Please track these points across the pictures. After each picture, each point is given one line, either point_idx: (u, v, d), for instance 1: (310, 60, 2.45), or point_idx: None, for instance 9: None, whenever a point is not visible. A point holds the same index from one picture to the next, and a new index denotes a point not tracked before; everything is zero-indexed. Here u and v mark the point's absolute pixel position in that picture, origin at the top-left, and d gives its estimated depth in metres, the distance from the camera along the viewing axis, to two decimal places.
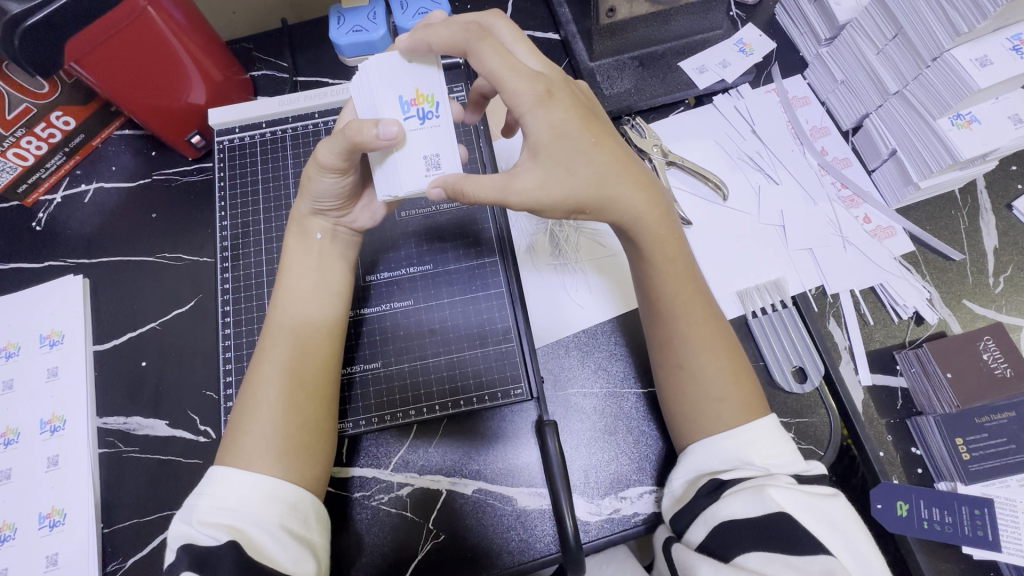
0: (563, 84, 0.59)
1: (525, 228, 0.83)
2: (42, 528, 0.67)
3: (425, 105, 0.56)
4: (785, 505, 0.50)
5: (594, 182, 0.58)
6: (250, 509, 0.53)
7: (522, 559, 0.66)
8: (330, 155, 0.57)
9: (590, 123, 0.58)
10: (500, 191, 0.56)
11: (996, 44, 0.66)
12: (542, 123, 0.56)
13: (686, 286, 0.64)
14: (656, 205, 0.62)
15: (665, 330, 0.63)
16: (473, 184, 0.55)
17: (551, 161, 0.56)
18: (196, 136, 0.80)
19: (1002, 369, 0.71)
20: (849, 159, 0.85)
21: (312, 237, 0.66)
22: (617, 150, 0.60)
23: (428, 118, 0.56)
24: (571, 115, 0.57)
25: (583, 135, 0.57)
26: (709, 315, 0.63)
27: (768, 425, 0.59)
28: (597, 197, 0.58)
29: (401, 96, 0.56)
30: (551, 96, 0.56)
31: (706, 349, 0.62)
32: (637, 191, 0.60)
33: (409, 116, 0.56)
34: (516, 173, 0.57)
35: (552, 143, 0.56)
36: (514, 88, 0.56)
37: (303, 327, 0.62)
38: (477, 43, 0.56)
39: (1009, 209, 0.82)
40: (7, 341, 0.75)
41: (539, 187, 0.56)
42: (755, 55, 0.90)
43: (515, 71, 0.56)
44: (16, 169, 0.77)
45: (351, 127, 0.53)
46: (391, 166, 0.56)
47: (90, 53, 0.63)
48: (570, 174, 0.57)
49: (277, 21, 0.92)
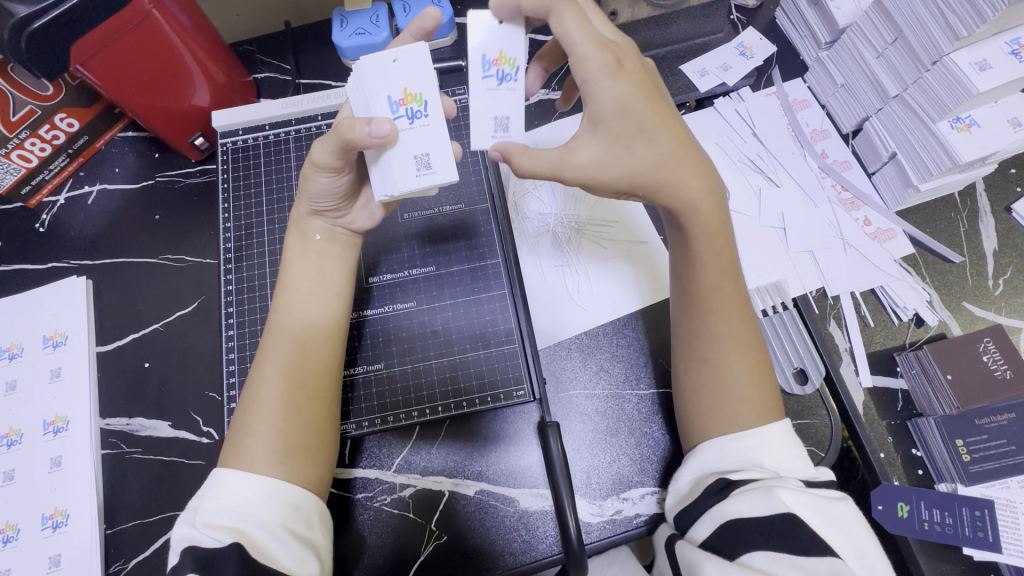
0: (632, 56, 0.60)
1: (527, 234, 0.84)
2: (44, 529, 0.67)
3: (505, 67, 0.61)
4: (793, 506, 0.51)
5: (652, 163, 0.59)
6: (256, 510, 0.53)
7: (524, 560, 0.66)
8: (323, 154, 0.56)
9: (656, 101, 0.59)
10: (554, 164, 0.59)
11: (995, 48, 0.66)
12: (608, 95, 0.57)
13: (727, 280, 0.64)
14: (711, 194, 0.63)
15: (697, 321, 0.64)
16: (528, 158, 0.59)
17: (612, 136, 0.58)
18: (200, 139, 0.81)
19: (1002, 371, 0.71)
20: (849, 161, 0.86)
21: (310, 238, 0.66)
22: (679, 133, 0.61)
23: (506, 81, 0.62)
24: (637, 91, 0.58)
25: (647, 114, 0.58)
26: (742, 313, 0.64)
27: (782, 429, 0.59)
28: (651, 178, 0.60)
29: (484, 55, 0.61)
30: (620, 68, 0.57)
31: (735, 346, 0.62)
32: (694, 176, 0.61)
33: (490, 75, 0.62)
34: (574, 146, 0.59)
35: (615, 116, 0.58)
36: (584, 54, 0.57)
37: (303, 331, 0.62)
38: (562, 3, 0.56)
39: (1009, 212, 0.82)
40: (10, 342, 0.75)
41: (594, 163, 0.59)
42: (755, 58, 0.90)
43: (589, 36, 0.57)
44: (20, 170, 0.77)
45: (343, 124, 0.53)
46: (384, 164, 0.57)
47: (95, 56, 0.64)
48: (628, 152, 0.59)
49: (279, 24, 0.92)
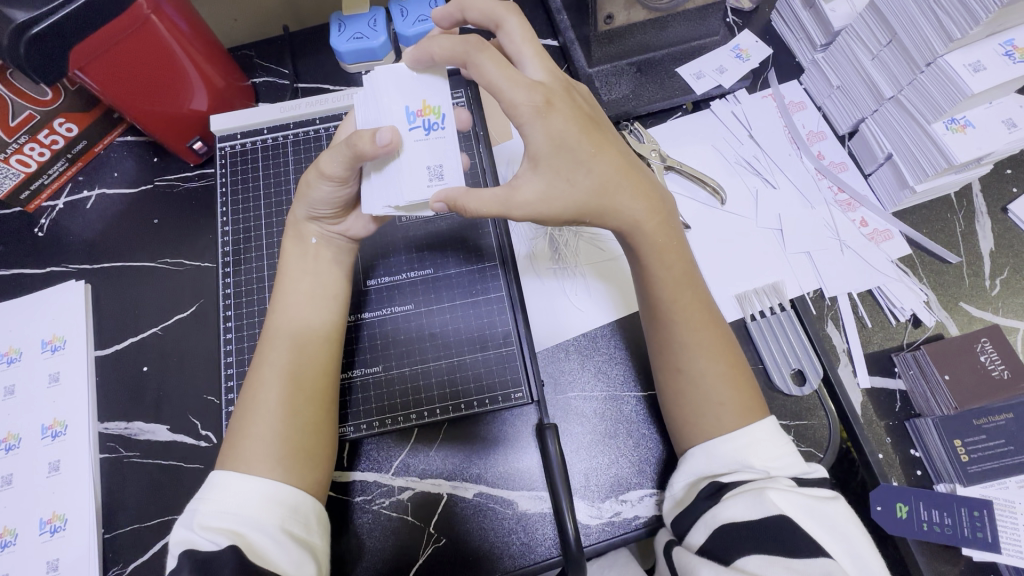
0: (563, 93, 0.59)
1: (524, 233, 0.83)
2: (42, 534, 0.67)
3: (430, 117, 0.59)
4: (784, 507, 0.51)
5: (595, 192, 0.59)
6: (253, 512, 0.53)
7: (523, 562, 0.66)
8: (333, 165, 0.58)
9: (590, 131, 0.59)
10: (501, 205, 0.57)
11: (989, 49, 0.66)
12: (541, 133, 0.56)
13: (686, 292, 0.64)
14: (656, 214, 0.63)
15: (665, 331, 0.64)
16: (473, 201, 0.56)
17: (552, 172, 0.58)
18: (198, 142, 0.82)
19: (999, 370, 0.71)
20: (845, 163, 0.86)
21: (307, 242, 0.67)
22: (618, 158, 0.61)
23: (433, 130, 0.59)
24: (571, 124, 0.58)
25: (583, 145, 0.58)
26: (709, 319, 0.64)
27: (768, 427, 0.59)
28: (595, 207, 0.60)
29: (407, 106, 0.59)
30: (550, 107, 0.57)
31: (707, 354, 0.62)
32: (637, 199, 0.62)
33: (415, 126, 0.59)
34: (518, 184, 0.58)
35: (551, 153, 0.57)
36: (513, 97, 0.56)
37: (301, 333, 0.63)
38: (476, 53, 0.56)
39: (1005, 213, 0.83)
40: (8, 346, 0.75)
41: (540, 198, 0.58)
42: (751, 61, 0.90)
43: (516, 82, 0.56)
44: (18, 175, 0.77)
45: (352, 136, 0.55)
46: (391, 175, 0.58)
47: (93, 61, 0.64)
48: (571, 184, 0.58)
49: (278, 28, 0.92)
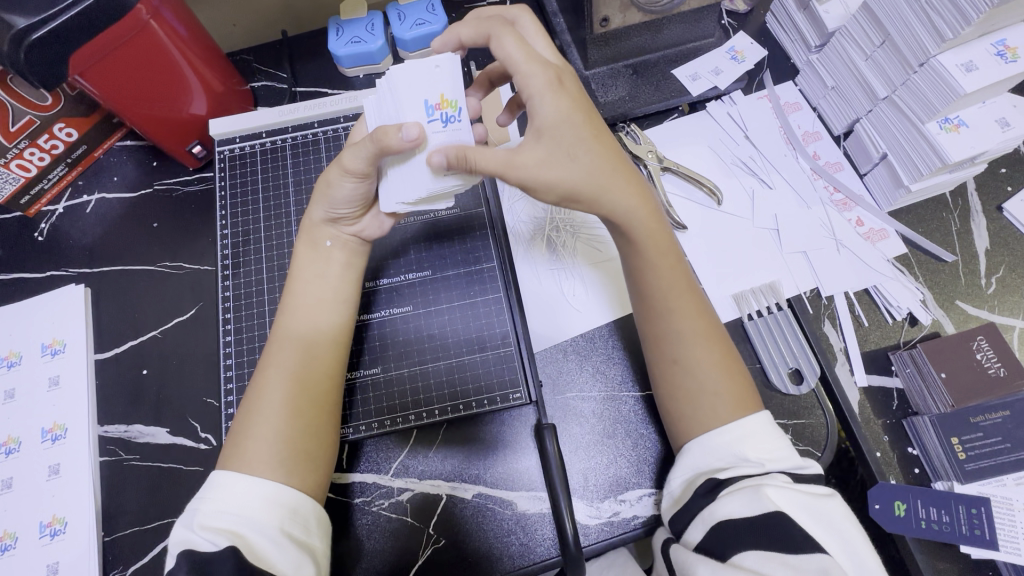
0: (573, 77, 0.61)
1: (522, 237, 0.84)
2: (42, 537, 0.67)
3: (448, 110, 0.58)
4: (781, 504, 0.51)
5: (597, 172, 0.60)
6: (253, 513, 0.53)
7: (522, 563, 0.66)
8: (356, 162, 0.58)
9: (594, 118, 0.60)
10: (503, 164, 0.57)
11: (981, 49, 0.67)
12: (550, 106, 0.58)
13: (680, 279, 0.65)
14: (653, 205, 0.65)
15: (660, 326, 0.64)
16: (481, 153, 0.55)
17: (554, 143, 0.58)
18: (197, 147, 0.82)
19: (996, 368, 0.72)
20: (841, 163, 0.87)
21: (321, 246, 0.67)
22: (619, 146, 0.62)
23: (451, 122, 0.58)
24: (578, 106, 0.59)
25: (587, 128, 0.59)
26: (699, 311, 0.64)
27: (761, 420, 0.59)
28: (597, 184, 0.60)
29: (426, 100, 0.58)
30: (561, 83, 0.59)
31: (704, 342, 0.63)
32: (636, 187, 0.63)
33: (433, 120, 0.58)
34: (521, 150, 0.58)
35: (558, 128, 0.58)
36: (527, 71, 0.58)
37: (310, 336, 0.63)
38: (499, 29, 0.59)
39: (1000, 211, 0.83)
40: (9, 350, 0.76)
41: (541, 164, 0.58)
42: (746, 62, 0.91)
43: (531, 56, 0.58)
44: (18, 180, 0.78)
45: (378, 131, 0.55)
46: (409, 171, 0.59)
47: (91, 67, 0.64)
48: (573, 158, 0.59)
49: (277, 33, 0.93)
